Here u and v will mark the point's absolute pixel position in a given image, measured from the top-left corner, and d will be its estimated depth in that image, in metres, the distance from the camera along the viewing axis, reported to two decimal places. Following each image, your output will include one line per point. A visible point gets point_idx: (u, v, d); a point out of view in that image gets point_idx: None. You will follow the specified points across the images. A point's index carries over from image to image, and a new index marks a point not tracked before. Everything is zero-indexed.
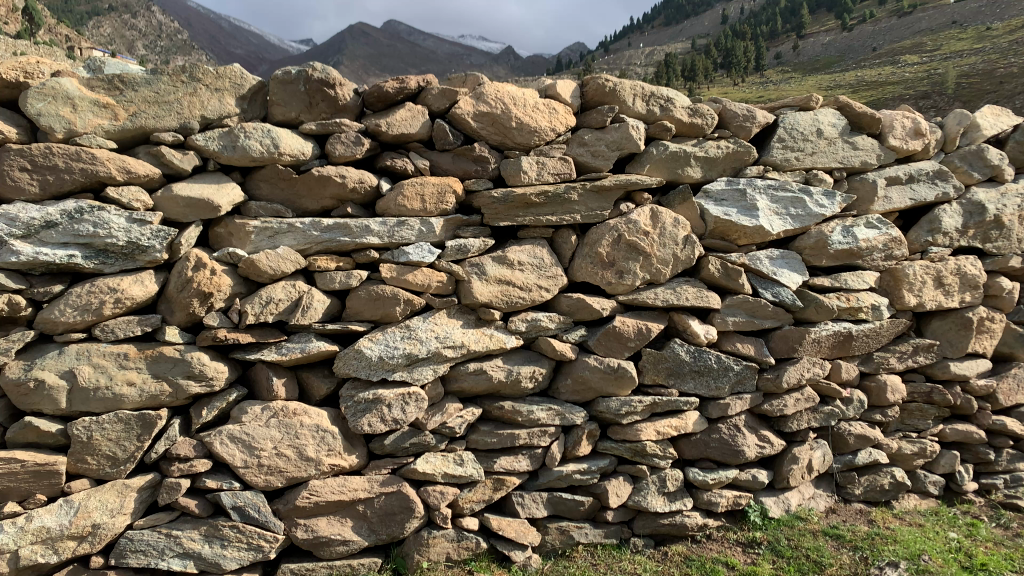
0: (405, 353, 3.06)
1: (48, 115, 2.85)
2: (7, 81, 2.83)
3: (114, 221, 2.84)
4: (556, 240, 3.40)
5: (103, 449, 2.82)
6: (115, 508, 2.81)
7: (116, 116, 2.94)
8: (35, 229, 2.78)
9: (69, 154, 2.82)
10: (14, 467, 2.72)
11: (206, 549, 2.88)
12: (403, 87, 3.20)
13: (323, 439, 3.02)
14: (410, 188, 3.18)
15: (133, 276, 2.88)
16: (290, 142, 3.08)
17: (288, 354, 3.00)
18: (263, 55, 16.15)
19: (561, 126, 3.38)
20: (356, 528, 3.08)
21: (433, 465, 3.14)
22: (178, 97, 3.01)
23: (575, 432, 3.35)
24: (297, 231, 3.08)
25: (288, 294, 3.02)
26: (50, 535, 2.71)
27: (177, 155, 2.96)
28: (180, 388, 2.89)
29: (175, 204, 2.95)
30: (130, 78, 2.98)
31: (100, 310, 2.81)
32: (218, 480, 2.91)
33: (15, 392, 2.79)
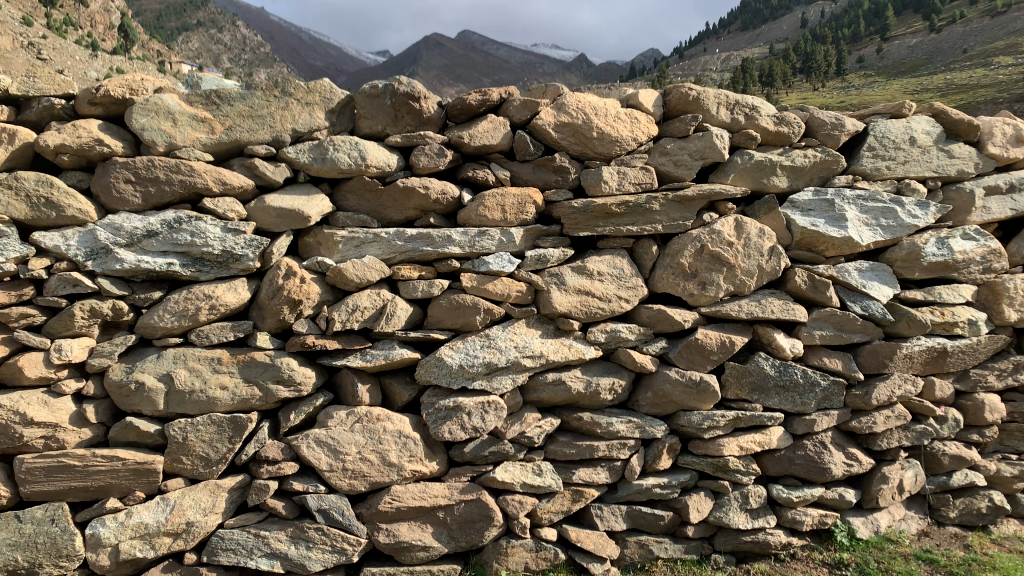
0: (485, 362, 3.09)
1: (151, 129, 2.99)
2: (114, 98, 2.98)
3: (210, 231, 2.96)
4: (637, 250, 3.37)
5: (197, 450, 2.93)
6: (207, 507, 2.93)
7: (213, 130, 3.07)
8: (137, 238, 2.92)
9: (170, 166, 2.96)
10: (115, 465, 2.86)
11: (292, 550, 2.96)
12: (486, 99, 3.24)
13: (405, 445, 3.07)
14: (491, 199, 3.21)
15: (227, 283, 3.00)
16: (377, 154, 3.16)
17: (372, 360, 3.07)
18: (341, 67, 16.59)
19: (643, 135, 3.35)
20: (435, 535, 3.10)
21: (512, 474, 3.15)
22: (271, 111, 3.12)
23: (656, 445, 3.32)
24: (382, 240, 3.14)
25: (373, 302, 3.09)
26: (148, 530, 2.85)
27: (269, 168, 3.05)
28: (270, 392, 2.99)
29: (267, 214, 3.06)
30: (226, 93, 3.10)
31: (196, 316, 2.94)
32: (305, 483, 2.99)
33: (117, 393, 2.93)
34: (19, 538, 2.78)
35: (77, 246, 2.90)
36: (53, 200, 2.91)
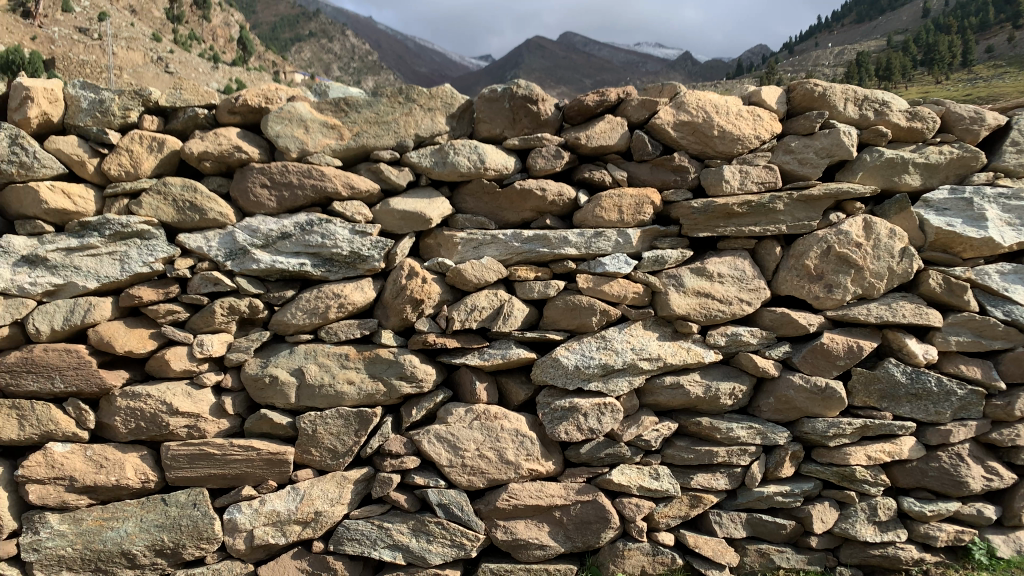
0: (601, 363, 3.09)
1: (285, 136, 3.15)
2: (251, 107, 3.15)
3: (339, 233, 3.08)
4: (760, 251, 3.29)
5: (325, 442, 3.07)
6: (334, 498, 3.05)
7: (342, 136, 3.20)
8: (272, 239, 3.08)
9: (302, 172, 3.11)
10: (251, 454, 3.02)
11: (413, 542, 3.04)
12: (604, 100, 3.23)
13: (522, 444, 3.10)
14: (608, 200, 3.20)
15: (354, 283, 3.12)
16: (495, 157, 3.21)
17: (490, 359, 3.11)
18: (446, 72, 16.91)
19: (766, 133, 3.27)
20: (552, 534, 3.12)
21: (629, 477, 3.13)
22: (396, 117, 3.22)
23: (778, 452, 3.22)
24: (499, 241, 3.19)
25: (490, 302, 3.14)
26: (279, 518, 3.01)
27: (394, 172, 3.17)
28: (393, 387, 3.09)
29: (392, 216, 3.16)
30: (353, 100, 3.21)
31: (326, 314, 3.07)
32: (426, 478, 3.07)
33: (253, 385, 3.09)
34: (165, 519, 2.98)
35: (217, 246, 3.08)
36: (196, 204, 3.10)
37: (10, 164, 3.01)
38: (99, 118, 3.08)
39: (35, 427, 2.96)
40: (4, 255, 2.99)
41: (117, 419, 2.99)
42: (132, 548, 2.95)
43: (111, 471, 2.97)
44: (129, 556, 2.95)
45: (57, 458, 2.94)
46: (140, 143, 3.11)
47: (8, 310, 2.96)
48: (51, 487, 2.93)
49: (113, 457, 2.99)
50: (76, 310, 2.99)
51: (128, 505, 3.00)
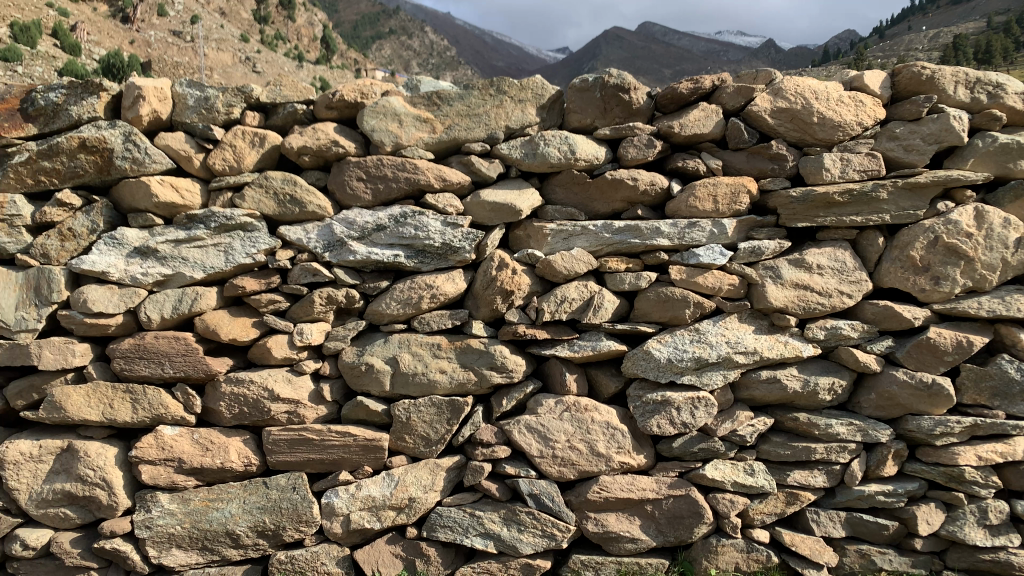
0: (695, 357, 3.04)
1: (380, 130, 3.21)
2: (348, 102, 3.21)
3: (432, 225, 3.13)
4: (861, 242, 3.17)
5: (419, 430, 3.13)
6: (427, 485, 3.11)
7: (434, 129, 3.23)
8: (368, 231, 3.15)
9: (397, 165, 3.16)
10: (348, 440, 3.11)
11: (504, 531, 3.07)
12: (698, 87, 3.17)
13: (613, 436, 3.09)
14: (702, 189, 3.14)
15: (446, 274, 3.16)
16: (586, 147, 3.19)
17: (580, 351, 3.09)
18: (521, 65, 16.90)
19: (869, 119, 3.14)
20: (644, 528, 3.09)
21: (722, 473, 3.08)
22: (487, 109, 3.23)
23: (880, 450, 3.12)
24: (590, 232, 3.15)
25: (581, 294, 3.12)
26: (375, 503, 3.08)
27: (485, 164, 3.18)
28: (484, 377, 3.11)
29: (482, 208, 3.17)
30: (446, 94, 3.26)
31: (419, 304, 3.12)
32: (517, 467, 3.09)
33: (350, 373, 3.18)
34: (267, 502, 3.09)
35: (316, 239, 3.17)
36: (296, 197, 3.20)
37: (123, 160, 3.15)
38: (205, 115, 3.20)
39: (148, 410, 3.11)
40: (118, 247, 3.16)
41: (222, 404, 3.12)
42: (235, 528, 3.06)
43: (217, 454, 3.09)
44: (233, 536, 3.07)
45: (166, 441, 3.08)
46: (242, 138, 3.21)
47: (123, 299, 3.13)
48: (162, 468, 3.08)
49: (218, 441, 3.12)
50: (184, 299, 3.13)
51: (233, 487, 3.12)
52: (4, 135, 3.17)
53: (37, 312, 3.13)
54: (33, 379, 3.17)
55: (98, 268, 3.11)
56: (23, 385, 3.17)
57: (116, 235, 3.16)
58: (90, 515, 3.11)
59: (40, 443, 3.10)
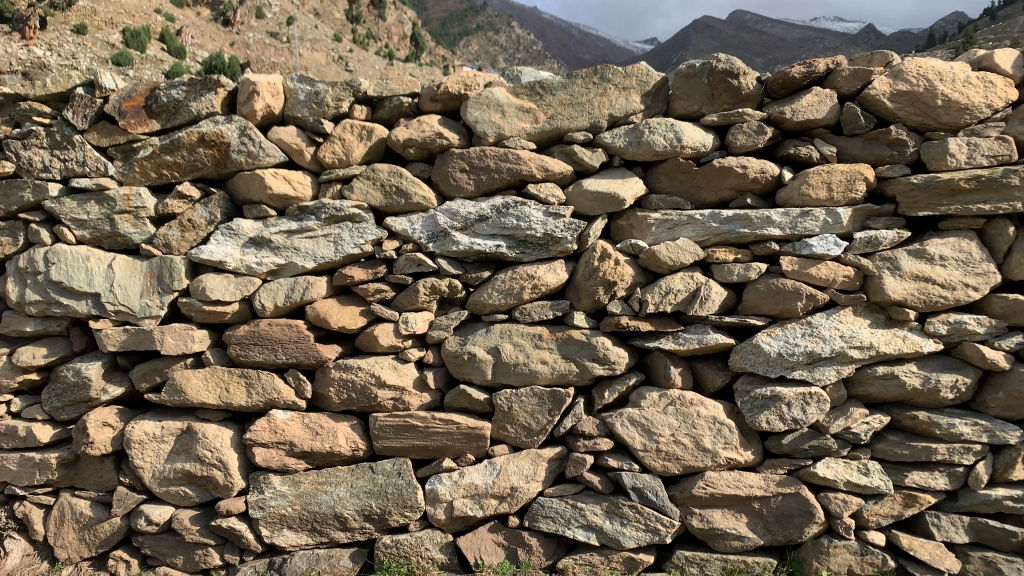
0: (807, 351, 2.93)
1: (483, 121, 3.22)
2: (452, 94, 3.25)
3: (534, 215, 3.11)
4: (989, 232, 2.98)
5: (520, 419, 3.14)
6: (529, 475, 3.11)
7: (537, 119, 3.23)
8: (471, 222, 3.17)
9: (499, 155, 3.17)
10: (451, 428, 3.15)
11: (607, 524, 3.04)
12: (811, 71, 3.05)
13: (720, 431, 3.01)
14: (815, 176, 3.02)
15: (547, 264, 3.14)
16: (692, 134, 3.11)
17: (685, 344, 3.04)
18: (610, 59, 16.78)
19: (999, 102, 2.97)
20: (751, 526, 3.01)
21: (835, 471, 2.96)
22: (590, 98, 3.20)
23: (1007, 453, 2.94)
24: (696, 222, 3.08)
25: (686, 285, 3.05)
26: (477, 491, 3.10)
27: (587, 153, 3.15)
28: (586, 369, 3.08)
29: (585, 198, 3.14)
30: (549, 83, 3.23)
31: (520, 295, 3.13)
32: (620, 460, 3.06)
33: (453, 362, 3.22)
34: (373, 486, 3.15)
35: (420, 229, 3.21)
36: (402, 189, 3.25)
37: (240, 154, 3.28)
38: (315, 109, 3.28)
39: (261, 395, 3.23)
40: (234, 237, 3.28)
41: (331, 389, 3.22)
42: (343, 511, 3.14)
43: (326, 438, 3.19)
44: (341, 519, 3.15)
45: (279, 424, 3.19)
46: (351, 131, 3.30)
47: (239, 288, 3.25)
48: (274, 450, 3.19)
49: (327, 425, 3.21)
50: (296, 288, 3.23)
51: (341, 471, 3.21)
52: (131, 131, 3.33)
53: (160, 300, 3.28)
54: (156, 363, 3.32)
55: (216, 258, 3.25)
56: (146, 368, 3.33)
57: (232, 226, 3.29)
58: (207, 494, 3.24)
59: (162, 424, 3.26)
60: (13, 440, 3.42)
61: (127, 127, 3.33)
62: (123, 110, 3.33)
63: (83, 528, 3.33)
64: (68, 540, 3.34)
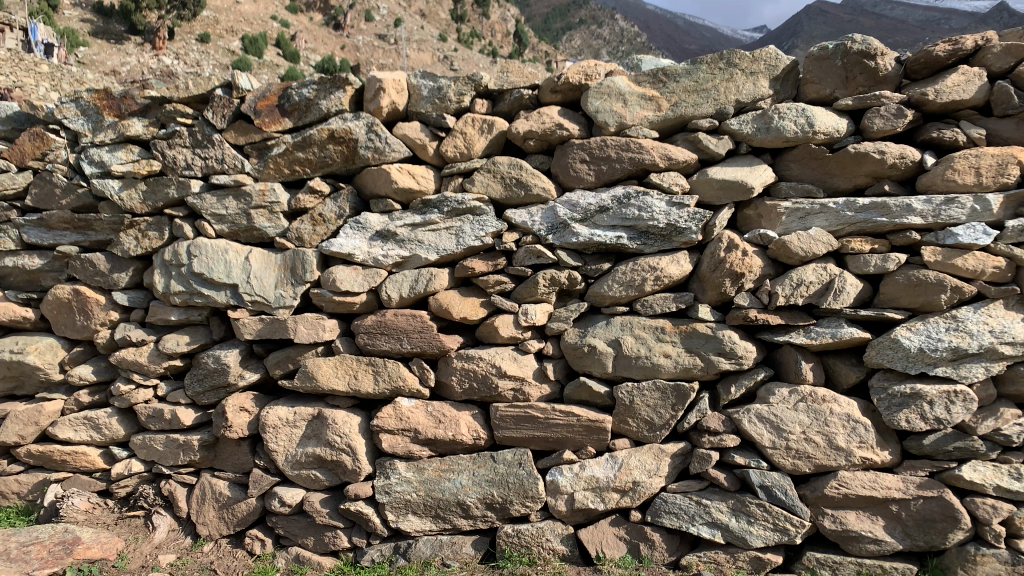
0: (951, 346, 2.76)
1: (604, 111, 3.19)
2: (573, 84, 3.22)
3: (657, 205, 3.06)
4: None
5: (642, 413, 3.10)
6: (652, 469, 3.07)
7: (660, 107, 3.17)
8: (591, 213, 3.14)
9: (621, 145, 3.13)
10: (572, 420, 3.14)
11: (733, 522, 2.96)
12: (957, 49, 2.86)
13: (855, 430, 2.87)
14: (961, 161, 2.84)
15: (671, 256, 3.08)
16: (825, 119, 2.97)
17: (818, 338, 2.91)
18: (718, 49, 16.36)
19: None
20: (888, 529, 2.86)
21: (983, 475, 2.77)
22: (716, 84, 3.11)
23: None
24: (830, 211, 2.95)
25: (819, 277, 2.92)
26: (599, 484, 3.09)
27: (713, 141, 3.07)
28: (712, 363, 3.01)
29: (710, 186, 3.07)
30: (673, 70, 3.18)
31: (642, 287, 3.08)
32: (747, 458, 2.96)
33: (573, 354, 3.20)
34: (495, 476, 3.19)
35: (540, 221, 3.21)
36: (522, 181, 3.26)
37: (367, 149, 3.38)
38: (438, 104, 3.35)
39: (387, 382, 3.32)
40: (362, 231, 3.40)
41: (453, 378, 3.28)
42: (466, 499, 3.19)
43: (448, 427, 3.25)
44: (463, 506, 3.20)
45: (404, 412, 3.28)
46: (472, 125, 3.34)
47: (366, 279, 3.36)
48: (400, 437, 3.28)
49: (450, 414, 3.27)
50: (420, 279, 3.31)
51: (463, 459, 3.26)
52: (266, 130, 3.48)
53: (294, 290, 3.43)
54: (290, 351, 3.47)
55: (345, 251, 3.36)
56: (281, 356, 3.49)
57: (361, 219, 3.41)
58: (336, 478, 3.36)
59: (295, 410, 3.40)
60: (160, 422, 3.65)
61: (262, 125, 3.48)
62: (258, 109, 3.49)
63: (222, 507, 3.51)
64: (209, 518, 3.53)
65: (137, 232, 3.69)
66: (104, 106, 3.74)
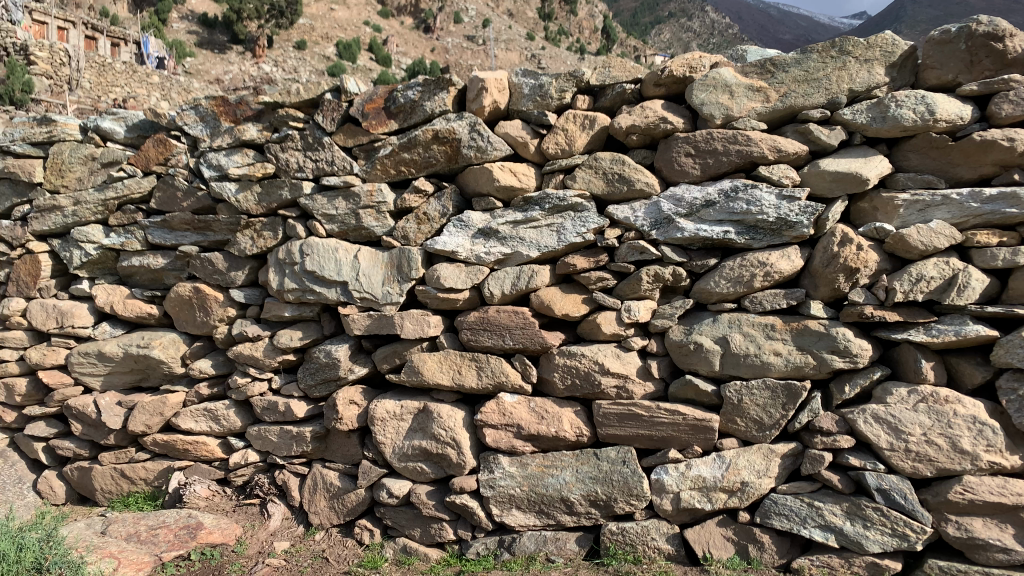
0: None
1: (710, 103, 3.12)
2: (677, 77, 3.18)
3: (766, 199, 2.98)
4: None
5: (751, 413, 3.02)
6: (761, 470, 3.00)
7: (768, 98, 3.09)
8: (696, 208, 3.10)
9: (728, 138, 3.07)
10: (678, 419, 3.10)
11: (848, 526, 2.86)
12: None
13: (981, 432, 2.73)
14: None
15: (781, 251, 3.00)
16: (947, 106, 2.83)
17: (940, 336, 2.78)
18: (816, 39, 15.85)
19: None
20: (1019, 538, 2.69)
21: None
22: (828, 73, 3.01)
23: None
24: (952, 203, 2.82)
25: (941, 272, 2.79)
26: (706, 484, 3.04)
27: (825, 131, 2.98)
28: (825, 362, 2.91)
29: (822, 178, 2.97)
30: (781, 59, 3.09)
31: (751, 283, 3.01)
32: (863, 460, 2.85)
33: (678, 351, 3.17)
34: (599, 473, 3.18)
35: (643, 217, 3.18)
36: (625, 176, 3.24)
37: (470, 149, 3.43)
38: (539, 102, 3.35)
39: (490, 378, 3.37)
40: (465, 229, 3.44)
41: (556, 375, 3.29)
42: (570, 496, 3.20)
43: (551, 423, 3.26)
44: (567, 502, 3.21)
45: (507, 407, 3.32)
46: (574, 121, 3.33)
47: (470, 276, 3.41)
48: (503, 432, 3.32)
49: (553, 410, 3.29)
50: (522, 276, 3.33)
51: (566, 456, 3.26)
52: (373, 132, 3.58)
53: (399, 288, 3.51)
54: (396, 346, 3.56)
55: (448, 249, 3.41)
56: (387, 351, 3.57)
57: (463, 217, 3.45)
58: (442, 471, 3.43)
59: (402, 403, 3.50)
60: (274, 414, 3.80)
61: (370, 128, 3.58)
62: (366, 112, 3.59)
63: (333, 497, 3.64)
64: (321, 507, 3.66)
65: (253, 232, 3.86)
66: (221, 112, 3.92)
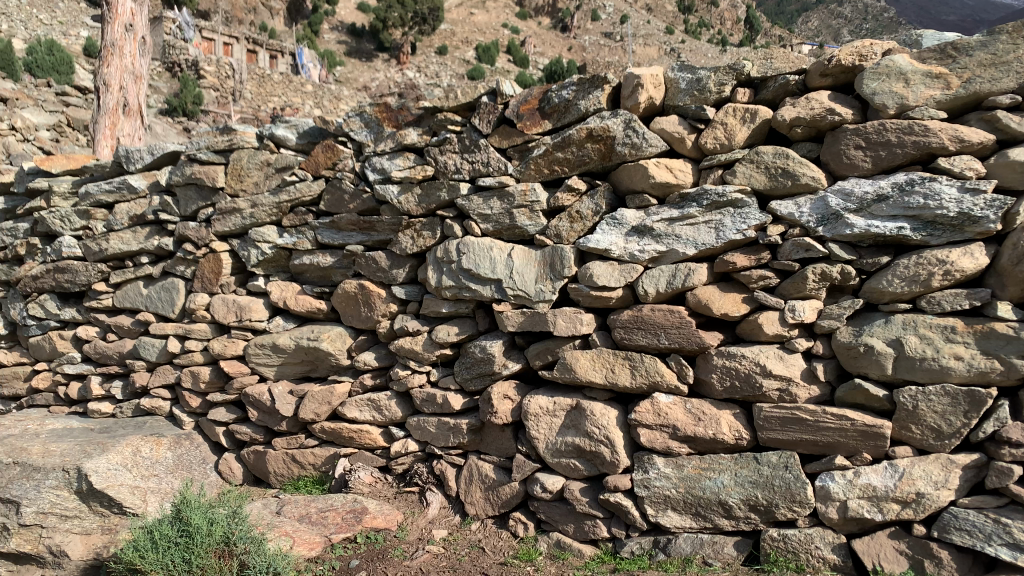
0: None
1: (882, 93, 2.97)
2: (846, 66, 3.04)
3: (946, 192, 2.80)
4: None
5: (928, 420, 2.85)
6: (939, 481, 2.81)
7: (949, 85, 2.89)
8: (867, 203, 2.95)
9: (902, 128, 2.91)
10: (846, 424, 2.96)
11: None
12: None
13: None
14: None
15: (963, 247, 2.80)
16: None
17: None
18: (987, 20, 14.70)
19: None
20: None
21: None
22: (1019, 55, 2.78)
23: None
24: None
25: None
26: (876, 493, 2.89)
27: (1015, 118, 2.77)
28: (1014, 367, 2.68)
29: (1013, 170, 2.74)
30: (964, 43, 2.89)
31: (928, 281, 2.84)
32: None
33: (847, 353, 3.02)
34: (759, 477, 3.10)
35: (809, 213, 3.06)
36: (789, 170, 3.13)
37: (624, 146, 3.42)
38: (698, 96, 3.31)
39: (645, 377, 3.34)
40: (619, 227, 3.44)
41: (714, 375, 3.23)
42: (728, 499, 3.13)
43: (708, 425, 3.21)
44: (725, 506, 3.14)
45: (662, 407, 3.29)
46: (733, 115, 3.24)
47: (623, 275, 3.39)
48: (658, 432, 3.30)
49: (710, 412, 3.23)
50: (678, 275, 3.29)
51: (724, 458, 3.19)
52: (528, 132, 3.66)
53: (553, 285, 3.55)
54: (549, 343, 3.60)
55: (602, 246, 3.42)
56: (541, 347, 3.63)
57: (617, 215, 3.45)
58: (595, 469, 3.44)
59: (555, 400, 3.53)
60: (432, 406, 3.95)
61: (525, 128, 3.66)
62: (521, 113, 3.68)
63: (488, 489, 3.73)
64: (476, 498, 3.77)
65: (414, 232, 4.02)
66: (385, 118, 4.14)
